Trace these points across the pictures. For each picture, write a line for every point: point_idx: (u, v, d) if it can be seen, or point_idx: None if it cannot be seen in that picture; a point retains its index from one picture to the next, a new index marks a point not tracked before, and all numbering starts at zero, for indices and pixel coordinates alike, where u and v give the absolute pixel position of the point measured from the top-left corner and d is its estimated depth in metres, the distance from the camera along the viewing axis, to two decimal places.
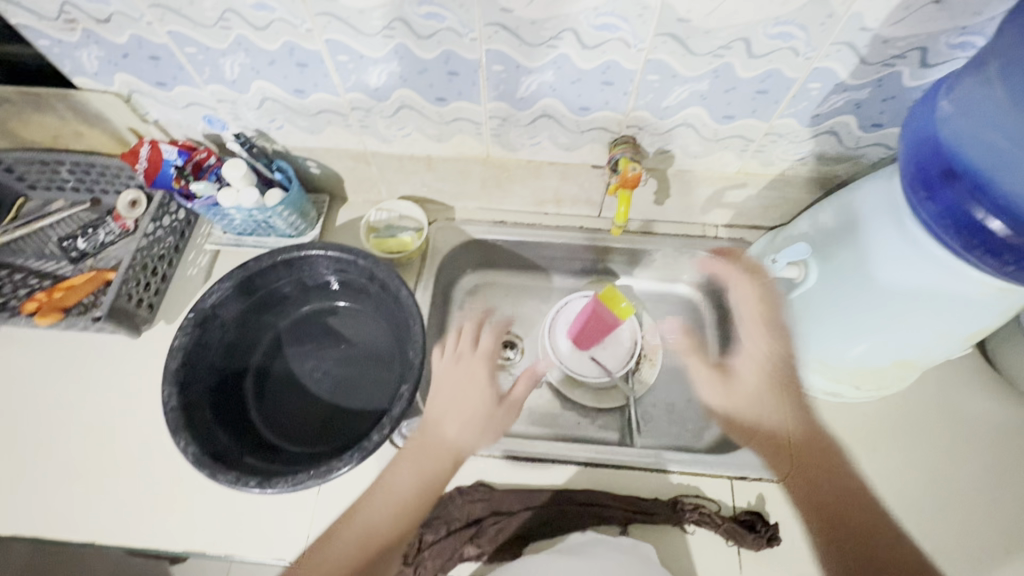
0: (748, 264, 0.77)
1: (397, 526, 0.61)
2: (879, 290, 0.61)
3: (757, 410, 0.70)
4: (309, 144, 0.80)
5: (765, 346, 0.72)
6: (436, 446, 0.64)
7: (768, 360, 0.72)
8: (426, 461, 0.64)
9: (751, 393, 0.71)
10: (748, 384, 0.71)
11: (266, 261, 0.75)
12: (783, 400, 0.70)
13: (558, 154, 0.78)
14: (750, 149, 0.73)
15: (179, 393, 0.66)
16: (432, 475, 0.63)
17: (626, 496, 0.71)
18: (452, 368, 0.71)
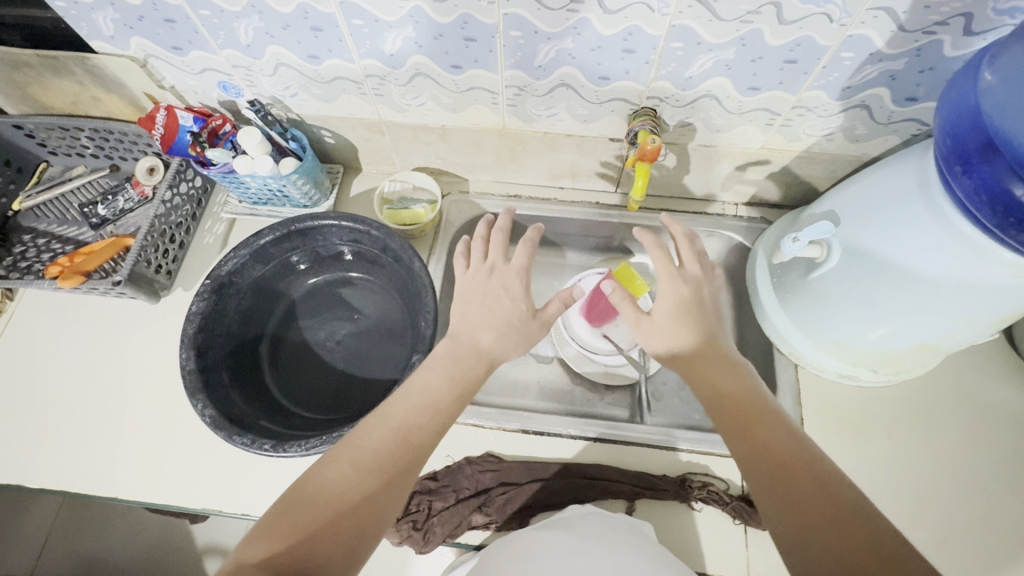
0: (683, 226, 0.68)
1: (434, 428, 0.57)
2: (908, 264, 0.59)
3: (696, 366, 0.58)
4: (323, 113, 0.79)
5: (685, 289, 0.62)
6: (472, 355, 0.62)
7: (682, 303, 0.61)
8: (460, 367, 0.61)
9: (680, 345, 0.59)
10: (663, 327, 0.60)
11: (281, 230, 0.75)
12: (712, 352, 0.59)
13: (576, 126, 0.76)
14: (776, 123, 0.70)
15: (197, 357, 0.67)
16: (467, 380, 0.61)
17: (634, 472, 0.71)
18: (485, 280, 0.68)
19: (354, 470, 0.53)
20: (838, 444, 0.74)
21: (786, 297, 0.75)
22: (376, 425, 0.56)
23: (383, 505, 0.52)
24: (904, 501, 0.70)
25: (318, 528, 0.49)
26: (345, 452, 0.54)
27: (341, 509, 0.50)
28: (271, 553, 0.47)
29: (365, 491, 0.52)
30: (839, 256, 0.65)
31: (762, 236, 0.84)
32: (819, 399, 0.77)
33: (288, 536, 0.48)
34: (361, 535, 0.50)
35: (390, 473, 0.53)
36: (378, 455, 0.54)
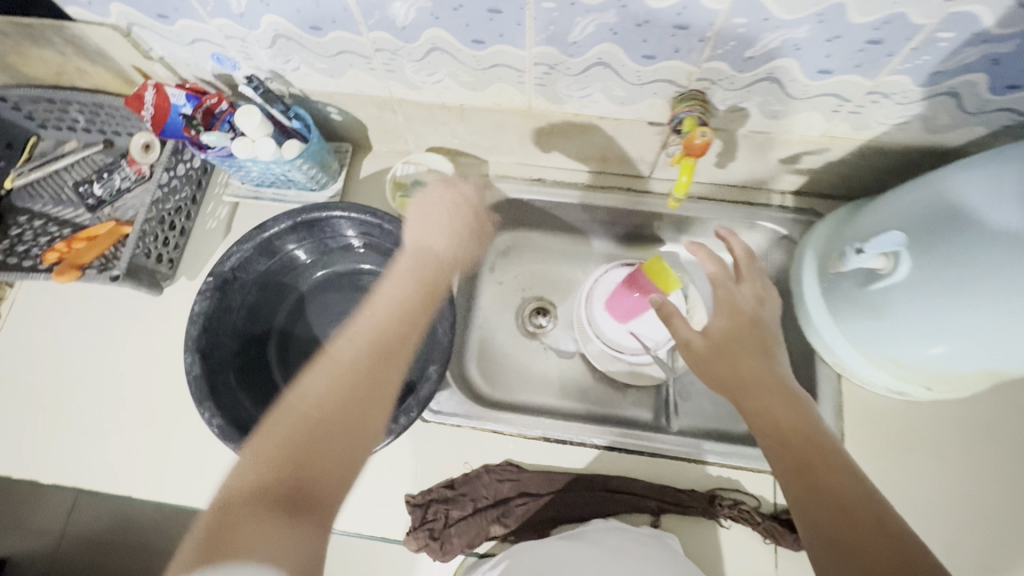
0: (741, 241, 0.65)
1: (407, 334, 0.54)
2: (988, 297, 0.52)
3: (757, 399, 0.53)
4: (328, 89, 0.71)
5: (746, 314, 0.59)
6: (433, 267, 0.62)
7: (743, 328, 0.57)
8: (422, 277, 0.60)
9: (735, 373, 0.54)
10: (721, 357, 0.55)
11: (286, 222, 0.69)
12: (771, 380, 0.54)
13: (611, 108, 0.67)
14: (844, 110, 0.61)
15: (202, 361, 0.64)
16: (429, 290, 0.60)
17: (661, 485, 0.68)
18: (439, 205, 0.67)
19: (335, 388, 0.48)
20: (880, 463, 0.70)
21: (836, 309, 0.68)
22: (352, 346, 0.51)
23: (372, 418, 0.48)
24: (947, 526, 0.66)
25: (309, 445, 0.44)
26: (321, 375, 0.49)
27: (329, 426, 0.46)
28: (261, 480, 0.41)
29: (353, 404, 0.47)
30: (906, 275, 0.57)
31: (812, 231, 0.76)
32: (860, 414, 0.72)
33: (277, 460, 0.43)
34: (355, 451, 0.46)
35: (373, 382, 0.49)
36: (355, 369, 0.49)
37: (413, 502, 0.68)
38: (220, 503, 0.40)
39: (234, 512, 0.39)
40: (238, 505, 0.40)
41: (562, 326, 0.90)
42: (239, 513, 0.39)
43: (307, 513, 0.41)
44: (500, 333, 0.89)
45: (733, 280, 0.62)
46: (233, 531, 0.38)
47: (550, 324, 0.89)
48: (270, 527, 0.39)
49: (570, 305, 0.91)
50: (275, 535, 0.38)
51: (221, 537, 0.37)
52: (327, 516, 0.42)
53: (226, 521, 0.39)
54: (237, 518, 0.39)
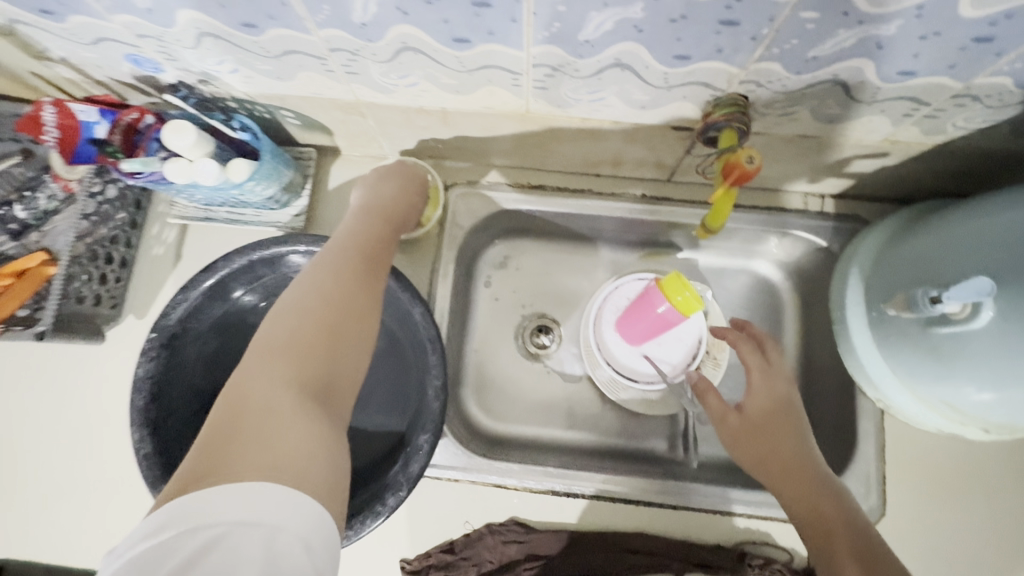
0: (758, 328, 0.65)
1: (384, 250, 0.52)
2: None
3: (800, 489, 0.52)
4: (278, 92, 0.58)
5: (782, 389, 0.59)
6: (399, 207, 0.58)
7: (780, 405, 0.58)
8: (390, 211, 0.57)
9: (777, 460, 0.54)
10: (764, 441, 0.56)
11: (239, 261, 0.58)
12: (812, 469, 0.53)
13: (627, 112, 0.55)
14: (918, 114, 0.50)
15: (154, 436, 0.54)
16: (396, 220, 0.57)
17: (683, 543, 0.61)
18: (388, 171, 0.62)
19: (321, 305, 0.43)
20: (925, 506, 0.63)
21: (886, 340, 0.59)
22: (334, 262, 0.47)
23: (366, 334, 0.45)
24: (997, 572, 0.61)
25: (307, 363, 0.40)
26: (301, 294, 0.43)
27: (321, 343, 0.41)
28: (260, 396, 0.37)
29: (346, 318, 0.43)
30: (986, 328, 0.47)
31: (855, 243, 0.66)
32: (905, 451, 0.65)
33: (279, 370, 0.39)
34: (354, 369, 0.43)
35: (365, 287, 0.46)
36: (343, 277, 0.46)
37: (409, 568, 0.61)
38: (219, 425, 0.36)
39: (238, 430, 0.36)
40: (239, 422, 0.36)
41: (568, 345, 0.80)
42: (244, 432, 0.36)
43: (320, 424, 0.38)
44: (498, 357, 0.79)
45: (764, 357, 0.61)
46: (244, 448, 0.35)
47: (554, 343, 0.79)
48: (289, 435, 0.36)
49: (576, 322, 0.80)
50: (295, 448, 0.36)
51: (230, 458, 0.34)
52: (339, 427, 0.40)
53: (234, 438, 0.35)
54: (248, 432, 0.36)
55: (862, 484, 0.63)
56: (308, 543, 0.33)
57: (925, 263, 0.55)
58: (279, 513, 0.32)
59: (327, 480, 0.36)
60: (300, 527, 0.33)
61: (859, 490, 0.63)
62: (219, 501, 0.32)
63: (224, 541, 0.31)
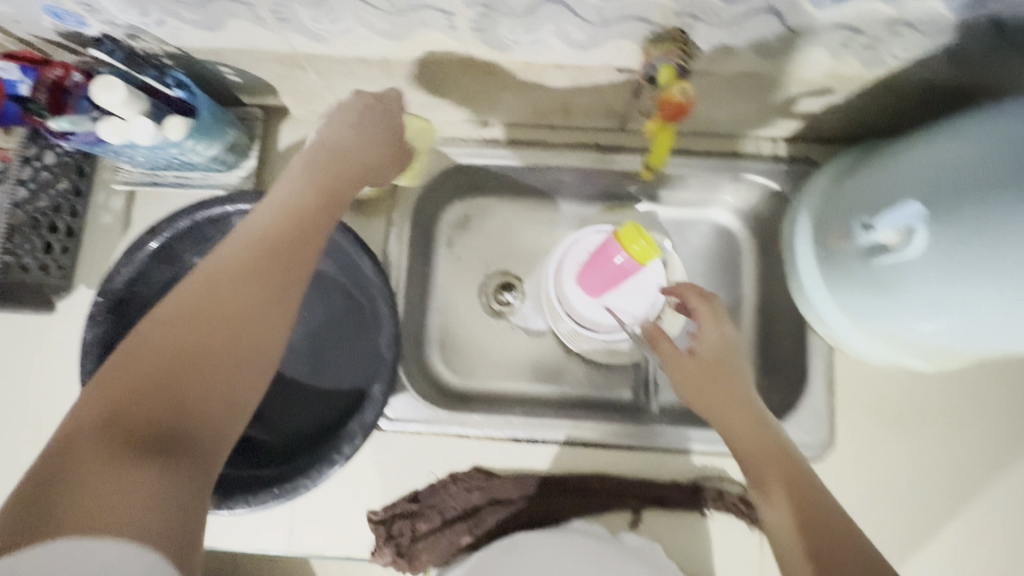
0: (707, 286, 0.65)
1: (285, 239, 0.44)
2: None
3: (741, 420, 0.54)
4: (213, 46, 0.56)
5: (727, 332, 0.61)
6: (342, 169, 0.51)
7: (725, 347, 0.60)
8: (325, 179, 0.49)
9: (719, 396, 0.56)
10: (708, 379, 0.57)
11: (183, 222, 0.57)
12: (750, 407, 0.55)
13: (569, 54, 0.54)
14: (855, 44, 0.50)
15: None
16: (327, 190, 0.49)
17: (639, 481, 0.64)
18: (358, 111, 0.55)
19: (182, 325, 0.39)
20: (871, 437, 0.66)
21: (832, 276, 0.60)
22: (210, 274, 0.41)
23: (242, 348, 0.40)
24: (936, 495, 0.64)
25: (156, 394, 0.37)
26: (166, 312, 0.40)
27: (175, 371, 0.38)
28: (86, 435, 0.35)
29: (208, 337, 0.39)
30: (920, 257, 0.48)
31: (806, 185, 0.66)
32: (853, 387, 0.67)
33: (113, 408, 0.36)
34: (221, 391, 0.39)
35: (234, 303, 0.40)
36: (212, 292, 0.40)
37: (375, 519, 0.63)
38: (47, 463, 0.34)
39: (65, 473, 0.34)
40: (62, 461, 0.34)
41: (530, 301, 0.80)
42: (73, 475, 0.33)
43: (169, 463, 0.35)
44: (462, 316, 0.79)
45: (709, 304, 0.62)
46: (70, 495, 0.33)
47: (517, 300, 0.79)
48: (99, 487, 0.33)
49: (537, 278, 0.81)
50: (106, 500, 0.33)
51: (45, 509, 0.32)
52: (196, 462, 0.37)
53: (50, 483, 0.33)
54: (61, 481, 0.33)
55: (812, 418, 0.66)
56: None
57: (867, 198, 0.55)
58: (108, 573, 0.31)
59: (167, 528, 0.33)
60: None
61: (810, 424, 0.65)
62: (37, 557, 0.31)
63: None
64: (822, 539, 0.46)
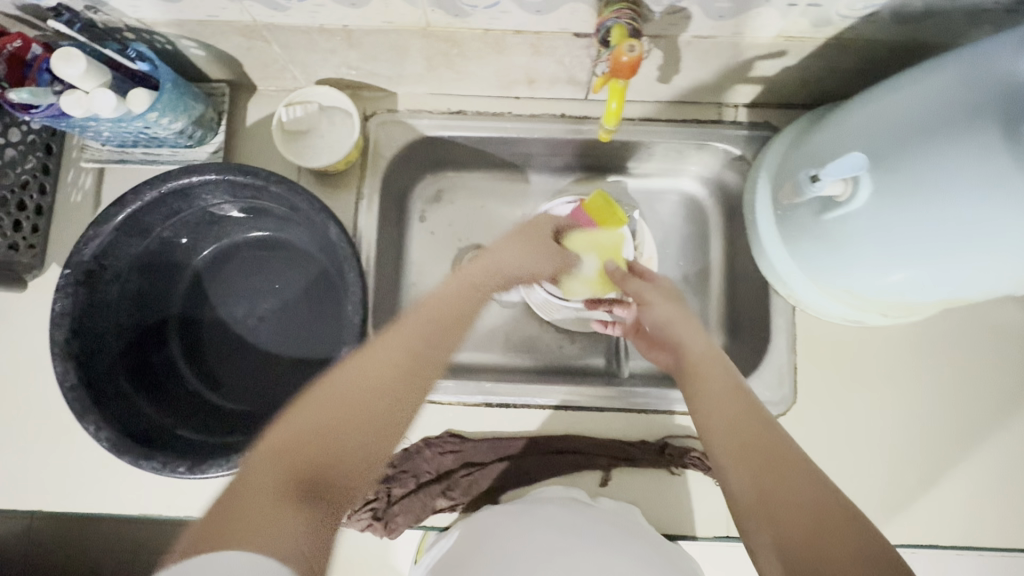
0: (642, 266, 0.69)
1: (438, 350, 0.51)
2: (955, 236, 0.46)
3: (699, 347, 0.53)
4: (173, 18, 0.56)
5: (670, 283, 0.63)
6: (488, 273, 0.60)
7: (671, 290, 0.61)
8: (474, 275, 0.58)
9: (677, 321, 0.56)
10: (665, 302, 0.58)
11: (149, 194, 0.57)
12: (709, 350, 0.53)
13: (525, 20, 0.55)
14: (801, 3, 0.51)
15: (78, 369, 0.55)
16: (475, 292, 0.57)
17: (608, 441, 0.66)
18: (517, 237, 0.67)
19: (327, 408, 0.43)
20: (832, 392, 0.68)
21: (789, 233, 0.61)
22: (371, 357, 0.47)
23: (373, 450, 0.43)
24: (896, 444, 0.67)
25: (303, 455, 0.41)
26: (319, 392, 0.44)
27: (325, 439, 0.42)
28: (260, 478, 0.39)
29: (353, 423, 0.43)
30: (864, 207, 0.50)
31: (767, 149, 0.68)
32: (815, 343, 0.69)
33: (284, 459, 0.40)
34: (359, 456, 0.42)
35: (394, 385, 0.46)
36: (379, 378, 0.46)
37: None
38: (227, 500, 0.37)
39: (245, 504, 0.37)
40: (239, 496, 0.37)
41: None
42: (228, 514, 0.36)
43: (317, 505, 0.39)
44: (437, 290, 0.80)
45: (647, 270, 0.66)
46: (242, 518, 0.36)
47: None
48: (282, 524, 0.36)
49: None
50: (278, 532, 0.35)
51: (227, 530, 0.35)
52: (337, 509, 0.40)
53: (228, 512, 0.36)
54: (244, 509, 0.36)
55: (775, 375, 0.68)
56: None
57: (821, 155, 0.56)
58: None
59: (309, 559, 0.35)
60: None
61: (774, 380, 0.67)
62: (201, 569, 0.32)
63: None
64: (763, 501, 0.41)
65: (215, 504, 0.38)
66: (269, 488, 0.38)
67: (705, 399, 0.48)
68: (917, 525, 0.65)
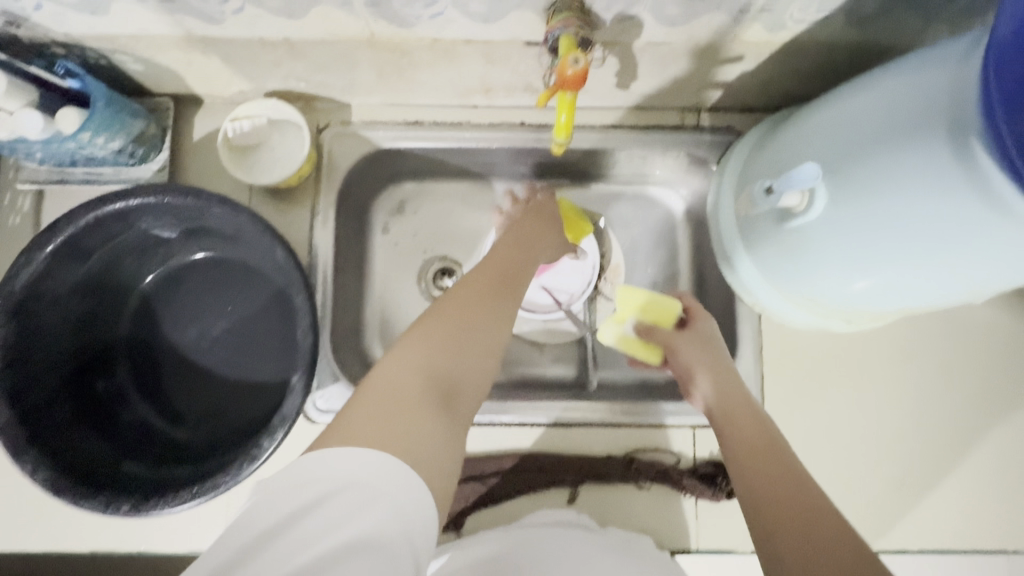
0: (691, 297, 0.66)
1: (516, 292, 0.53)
2: (913, 243, 0.45)
3: (725, 390, 0.55)
4: (102, 31, 0.53)
5: (708, 328, 0.61)
6: (542, 226, 0.62)
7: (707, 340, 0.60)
8: (532, 233, 0.61)
9: (707, 374, 0.57)
10: (695, 360, 0.58)
11: (82, 218, 0.54)
12: (730, 377, 0.56)
13: (474, 28, 0.53)
14: (753, 9, 0.50)
15: (12, 405, 0.52)
16: (535, 245, 0.60)
17: (575, 457, 0.64)
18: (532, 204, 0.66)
19: (447, 331, 0.46)
20: (801, 397, 0.68)
21: (751, 242, 0.60)
22: (474, 291, 0.50)
23: (479, 382, 0.46)
24: (866, 448, 0.66)
25: (434, 370, 0.43)
26: (436, 315, 0.47)
27: (447, 363, 0.44)
28: (398, 385, 0.41)
29: (469, 346, 0.46)
30: (821, 217, 0.49)
31: (730, 154, 0.67)
32: (784, 349, 0.69)
33: (417, 368, 0.43)
34: (476, 378, 0.46)
35: (494, 314, 0.49)
36: (485, 306, 0.49)
37: None
38: (373, 402, 0.40)
39: (388, 408, 0.39)
40: (380, 399, 0.40)
41: None
42: (380, 418, 0.39)
43: (446, 416, 0.42)
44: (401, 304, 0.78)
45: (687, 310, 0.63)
46: (387, 422, 0.38)
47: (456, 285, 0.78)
48: (427, 431, 0.39)
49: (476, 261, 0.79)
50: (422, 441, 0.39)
51: (378, 430, 0.38)
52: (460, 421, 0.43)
53: (375, 414, 0.39)
54: (391, 412, 0.39)
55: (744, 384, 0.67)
56: (404, 523, 0.35)
57: (778, 162, 0.55)
58: (374, 479, 0.35)
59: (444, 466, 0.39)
60: (399, 500, 0.35)
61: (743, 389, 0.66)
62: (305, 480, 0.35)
63: (328, 507, 0.33)
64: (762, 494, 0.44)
65: (359, 404, 0.40)
66: (412, 393, 0.41)
67: (728, 421, 0.52)
68: (886, 529, 0.65)
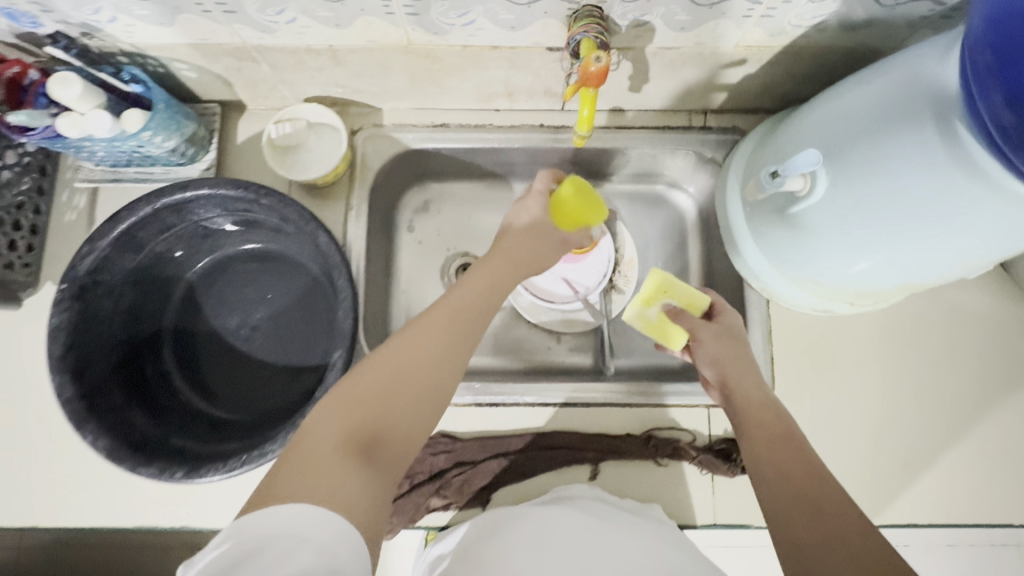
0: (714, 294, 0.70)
1: (483, 323, 0.54)
2: (908, 222, 0.49)
3: (741, 377, 0.59)
4: (166, 41, 0.59)
5: (732, 321, 0.65)
6: (551, 233, 0.65)
7: (731, 333, 0.63)
8: (539, 241, 0.63)
9: (722, 360, 0.61)
10: (713, 346, 0.62)
11: (143, 208, 0.59)
12: (751, 368, 0.60)
13: (501, 35, 0.59)
14: (755, 14, 0.55)
15: (75, 382, 0.56)
16: (541, 255, 0.63)
17: (596, 436, 0.68)
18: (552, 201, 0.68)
19: (383, 375, 0.46)
20: (808, 379, 0.71)
21: (759, 231, 0.64)
22: (416, 335, 0.49)
23: (413, 430, 0.46)
24: (872, 426, 0.70)
25: (360, 421, 0.43)
26: (371, 364, 0.47)
27: (373, 415, 0.44)
28: (320, 438, 0.41)
29: (399, 396, 0.45)
30: (822, 201, 0.54)
31: (735, 152, 0.72)
32: (789, 334, 0.72)
33: (344, 418, 0.43)
34: (411, 425, 0.46)
35: (440, 355, 0.49)
36: (426, 353, 0.48)
37: None
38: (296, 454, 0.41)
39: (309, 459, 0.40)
40: (305, 452, 0.41)
41: None
42: (299, 470, 0.39)
43: (371, 463, 0.41)
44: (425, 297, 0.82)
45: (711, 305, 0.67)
46: (310, 472, 0.39)
47: None
48: (347, 479, 0.39)
49: None
50: (339, 488, 0.39)
51: (292, 481, 0.38)
52: (388, 468, 0.43)
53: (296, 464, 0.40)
54: (313, 463, 0.40)
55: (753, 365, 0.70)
56: (331, 559, 0.34)
57: (782, 154, 0.60)
58: (300, 525, 0.35)
59: (366, 512, 0.39)
60: (322, 539, 0.35)
61: None
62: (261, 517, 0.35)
63: (263, 553, 0.33)
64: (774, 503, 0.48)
65: (285, 456, 0.41)
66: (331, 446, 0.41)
67: (750, 403, 0.56)
68: (892, 504, 0.67)
